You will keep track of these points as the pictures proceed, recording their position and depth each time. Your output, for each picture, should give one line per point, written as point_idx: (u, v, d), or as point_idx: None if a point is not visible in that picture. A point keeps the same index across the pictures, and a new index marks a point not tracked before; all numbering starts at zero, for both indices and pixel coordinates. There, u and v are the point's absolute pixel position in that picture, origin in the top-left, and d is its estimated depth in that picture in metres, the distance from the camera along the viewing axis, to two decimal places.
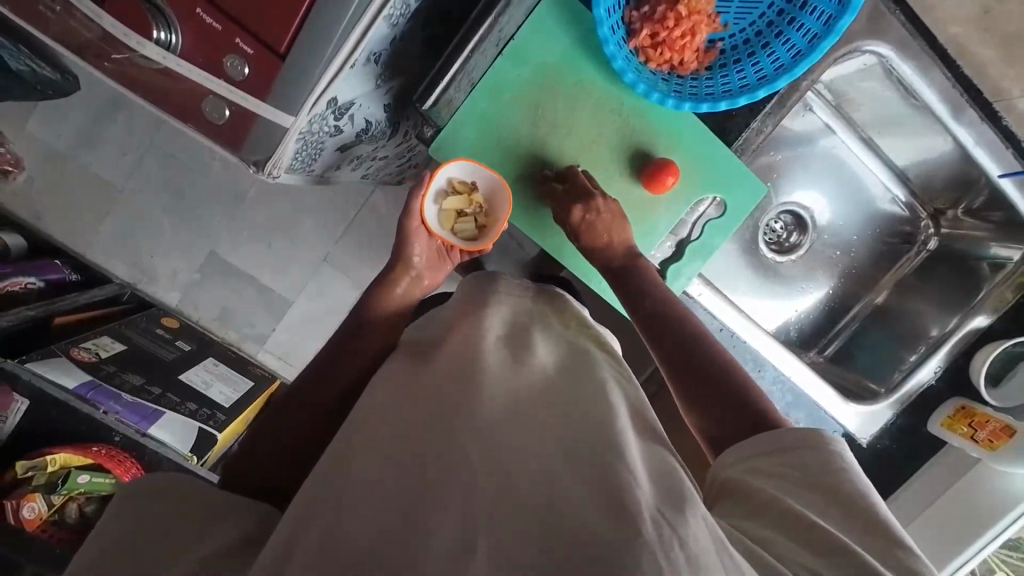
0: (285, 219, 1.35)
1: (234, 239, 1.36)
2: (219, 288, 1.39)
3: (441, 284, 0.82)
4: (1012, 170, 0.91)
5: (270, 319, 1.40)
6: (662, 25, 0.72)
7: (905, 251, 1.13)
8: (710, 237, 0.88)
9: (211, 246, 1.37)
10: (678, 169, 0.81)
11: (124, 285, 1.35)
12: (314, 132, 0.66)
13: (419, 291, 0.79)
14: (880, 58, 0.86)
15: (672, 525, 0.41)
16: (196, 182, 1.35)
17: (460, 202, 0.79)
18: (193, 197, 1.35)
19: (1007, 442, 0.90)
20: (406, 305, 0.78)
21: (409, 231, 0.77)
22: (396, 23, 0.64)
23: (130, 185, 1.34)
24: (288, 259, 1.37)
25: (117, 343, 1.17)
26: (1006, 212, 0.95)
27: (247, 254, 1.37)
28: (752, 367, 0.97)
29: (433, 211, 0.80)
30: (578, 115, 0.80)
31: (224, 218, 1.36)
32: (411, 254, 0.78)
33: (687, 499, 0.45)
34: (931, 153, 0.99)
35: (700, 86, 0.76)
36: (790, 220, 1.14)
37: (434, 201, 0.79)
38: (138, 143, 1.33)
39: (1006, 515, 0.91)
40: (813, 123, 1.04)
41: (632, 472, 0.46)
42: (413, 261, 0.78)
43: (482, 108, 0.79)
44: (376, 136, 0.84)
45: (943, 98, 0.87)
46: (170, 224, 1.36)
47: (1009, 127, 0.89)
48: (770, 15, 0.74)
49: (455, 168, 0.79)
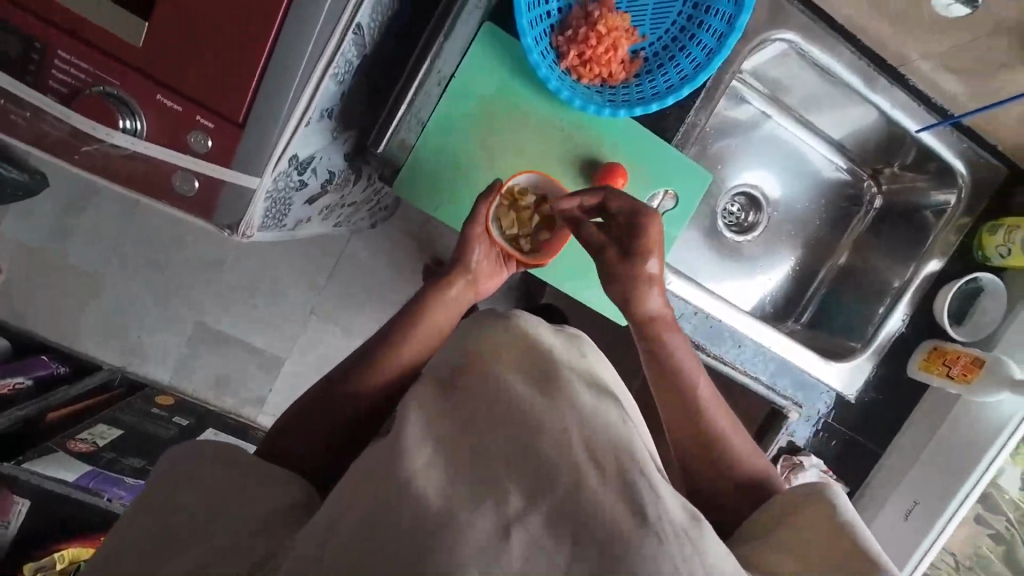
0: (267, 279, 1.38)
1: (218, 306, 1.39)
2: (211, 356, 1.40)
3: (491, 289, 0.87)
4: (927, 124, 0.99)
5: (265, 379, 1.41)
6: (586, 45, 0.78)
7: (851, 212, 1.20)
8: (668, 227, 0.92)
9: (197, 318, 1.39)
10: (624, 170, 0.86)
11: (115, 370, 1.35)
12: (279, 189, 0.71)
13: (463, 303, 0.83)
14: (789, 43, 0.94)
15: (694, 540, 0.44)
16: (173, 257, 1.38)
17: (525, 212, 0.85)
18: (173, 271, 1.38)
19: (979, 373, 0.93)
20: (457, 308, 0.82)
21: (473, 235, 0.81)
22: (343, 79, 0.68)
23: (109, 270, 1.37)
24: (276, 316, 1.40)
25: (114, 429, 1.17)
26: (934, 160, 1.02)
27: (234, 319, 1.39)
28: (731, 344, 1.01)
29: (500, 217, 0.84)
30: (527, 133, 0.86)
31: (206, 287, 1.38)
32: (471, 258, 0.83)
33: (702, 518, 0.46)
34: (857, 121, 1.07)
35: (631, 93, 0.82)
36: (745, 200, 1.20)
37: (501, 208, 0.84)
38: (110, 229, 1.36)
39: (993, 445, 0.92)
40: (748, 109, 1.12)
41: (651, 486, 0.46)
42: (472, 264, 0.83)
43: (438, 141, 0.84)
44: (340, 183, 0.88)
45: (854, 71, 0.96)
46: (152, 302, 1.38)
47: (917, 87, 0.98)
48: (681, 21, 0.81)
49: (522, 179, 0.84)
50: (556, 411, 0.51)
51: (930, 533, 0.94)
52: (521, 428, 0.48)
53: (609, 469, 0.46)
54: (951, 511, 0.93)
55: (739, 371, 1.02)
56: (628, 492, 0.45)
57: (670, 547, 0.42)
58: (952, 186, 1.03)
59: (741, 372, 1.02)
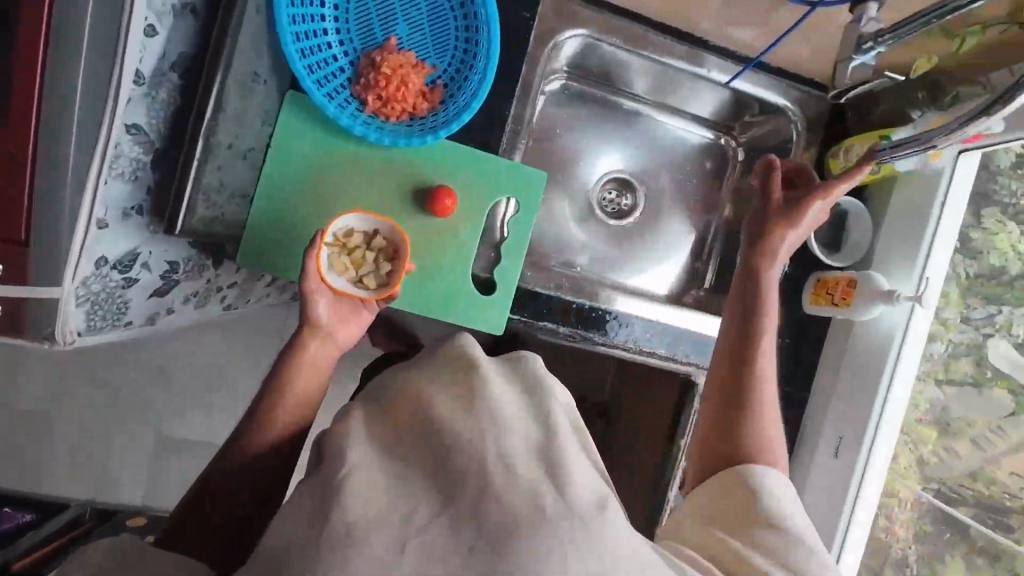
0: (216, 374, 1.43)
1: (179, 412, 1.42)
2: (183, 460, 1.44)
3: (357, 336, 0.87)
4: (735, 74, 1.02)
5: None
6: (379, 87, 0.82)
7: (723, 171, 1.20)
8: (517, 231, 0.93)
9: (156, 431, 1.42)
10: (453, 190, 0.88)
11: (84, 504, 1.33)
12: (97, 291, 0.71)
13: (331, 355, 0.84)
14: (582, 38, 0.98)
15: (595, 525, 0.50)
16: (114, 382, 1.40)
17: (356, 252, 0.83)
18: (121, 394, 1.41)
19: (856, 295, 0.92)
20: (322, 363, 0.83)
21: (308, 290, 0.80)
22: (136, 175, 0.70)
23: (54, 413, 1.39)
24: (232, 406, 1.44)
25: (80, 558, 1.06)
26: (757, 103, 1.06)
27: (193, 420, 1.43)
28: (619, 325, 1.00)
29: (334, 266, 0.83)
30: (354, 181, 0.87)
31: (157, 399, 1.41)
32: (318, 312, 0.82)
33: (609, 504, 0.53)
34: (686, 88, 1.09)
35: (439, 119, 0.86)
36: (617, 186, 1.19)
37: (333, 256, 0.83)
38: (42, 376, 1.38)
39: (888, 358, 0.91)
40: (581, 102, 1.14)
41: (568, 482, 0.53)
42: (322, 318, 0.82)
43: (265, 210, 0.83)
44: (193, 270, 0.87)
45: (652, 46, 1.00)
46: (106, 430, 1.41)
47: (717, 45, 1.02)
48: (462, 45, 0.84)
49: (343, 222, 0.83)
50: (479, 426, 0.58)
51: (859, 462, 0.91)
52: (459, 444, 0.55)
53: (521, 474, 0.52)
54: (870, 435, 0.91)
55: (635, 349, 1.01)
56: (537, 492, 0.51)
57: (592, 519, 0.50)
58: (790, 120, 1.05)
59: (637, 350, 1.01)
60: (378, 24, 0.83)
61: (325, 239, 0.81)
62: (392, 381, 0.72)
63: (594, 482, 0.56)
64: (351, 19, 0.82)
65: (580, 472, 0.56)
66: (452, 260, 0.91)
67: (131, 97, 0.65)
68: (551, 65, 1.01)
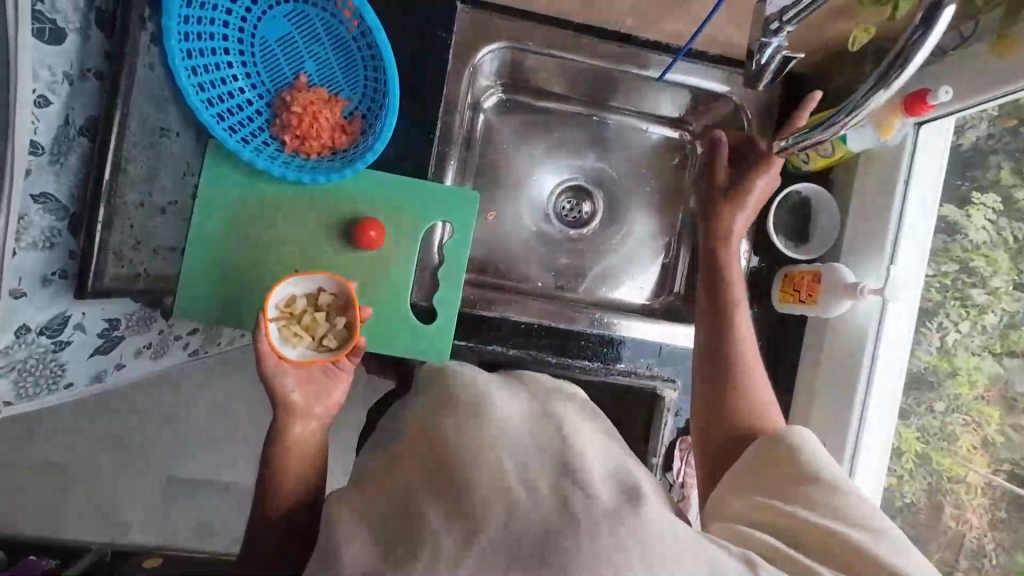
0: (179, 438, 1.30)
1: (143, 483, 1.30)
2: (157, 533, 1.30)
3: (342, 401, 0.80)
4: (663, 69, 0.99)
5: (220, 532, 1.32)
6: (295, 126, 0.82)
7: (684, 167, 1.10)
8: (453, 254, 0.91)
9: (125, 504, 1.29)
10: (379, 222, 0.86)
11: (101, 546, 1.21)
12: (24, 358, 0.73)
13: (317, 428, 0.76)
14: (502, 50, 0.97)
15: (627, 520, 0.51)
16: (66, 463, 1.27)
17: (304, 319, 0.79)
18: (74, 476, 1.28)
19: (822, 289, 0.86)
20: (311, 437, 0.75)
21: (273, 373, 0.75)
22: (48, 241, 0.70)
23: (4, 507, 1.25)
24: (205, 467, 1.32)
25: None
26: (690, 94, 1.02)
27: (161, 489, 1.31)
28: (572, 339, 0.98)
29: (286, 339, 0.78)
30: (281, 223, 0.86)
31: (119, 473, 1.29)
32: (290, 393, 0.76)
33: (641, 496, 0.55)
34: (628, 86, 1.03)
35: (357, 149, 0.85)
36: (573, 196, 1.10)
37: (283, 330, 0.78)
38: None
39: (864, 348, 0.85)
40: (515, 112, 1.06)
41: (592, 483, 0.55)
42: (294, 399, 0.76)
43: (198, 260, 0.84)
44: (140, 324, 0.88)
45: (576, 48, 0.98)
46: (64, 515, 1.27)
47: (644, 37, 0.98)
48: (372, 73, 0.84)
49: (281, 291, 0.79)
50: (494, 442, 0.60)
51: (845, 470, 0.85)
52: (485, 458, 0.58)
53: (546, 489, 0.54)
54: (855, 424, 0.86)
55: (592, 365, 0.97)
56: (561, 496, 0.53)
57: (633, 509, 0.52)
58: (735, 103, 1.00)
59: (595, 366, 0.97)
60: (286, 63, 0.84)
61: (268, 314, 0.77)
62: (413, 408, 0.72)
63: (617, 481, 0.58)
64: (258, 61, 0.83)
65: (604, 475, 0.59)
66: (390, 291, 0.89)
67: (30, 167, 0.66)
68: (473, 84, 0.99)
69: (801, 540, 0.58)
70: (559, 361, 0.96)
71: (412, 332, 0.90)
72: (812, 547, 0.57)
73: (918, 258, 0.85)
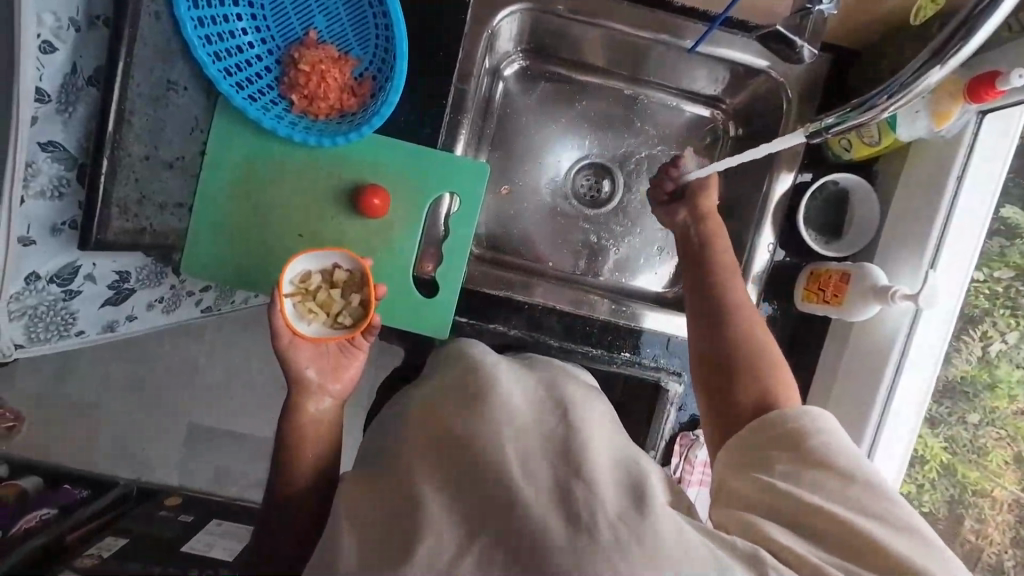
0: (196, 390, 1.35)
1: (163, 430, 1.35)
2: (177, 478, 1.36)
3: (356, 379, 0.79)
4: (697, 39, 0.89)
5: (235, 481, 1.38)
6: (303, 86, 0.80)
7: (713, 149, 1.04)
8: (459, 228, 0.88)
9: (145, 449, 1.35)
10: (384, 190, 0.84)
11: (129, 483, 1.28)
12: (34, 303, 0.75)
13: (330, 404, 0.75)
14: (524, 13, 0.90)
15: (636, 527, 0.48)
16: (92, 408, 1.33)
17: (319, 296, 0.78)
18: (99, 420, 1.34)
19: (849, 290, 0.79)
20: (324, 415, 0.74)
21: (288, 351, 0.75)
22: (55, 193, 0.71)
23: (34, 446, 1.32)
24: (220, 419, 1.36)
25: (118, 538, 1.00)
26: (727, 69, 0.94)
27: (180, 437, 1.36)
28: (576, 325, 0.95)
29: (302, 315, 0.77)
30: (288, 183, 0.84)
31: (141, 420, 1.35)
32: (306, 373, 0.75)
33: (652, 500, 0.51)
34: (660, 57, 0.95)
35: (366, 112, 0.82)
36: (593, 172, 1.04)
37: (299, 307, 0.77)
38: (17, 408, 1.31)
39: (890, 359, 0.78)
40: (539, 84, 1.01)
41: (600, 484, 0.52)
42: (308, 377, 0.75)
43: (206, 219, 0.84)
44: (150, 277, 0.90)
45: (605, 14, 0.89)
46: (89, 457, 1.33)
47: (683, 4, 0.91)
48: (383, 32, 0.80)
49: (297, 267, 0.78)
50: (498, 431, 0.58)
51: None
52: (485, 449, 0.55)
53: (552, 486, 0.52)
54: (870, 436, 0.79)
55: (596, 352, 0.93)
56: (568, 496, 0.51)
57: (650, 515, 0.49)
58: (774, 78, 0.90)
59: (600, 354, 0.93)
60: (296, 18, 0.81)
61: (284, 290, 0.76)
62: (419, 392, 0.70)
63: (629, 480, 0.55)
64: (268, 14, 0.81)
65: (612, 470, 0.55)
66: (394, 262, 0.87)
67: (37, 115, 0.66)
68: (492, 52, 0.93)
69: (812, 529, 0.53)
70: (561, 347, 0.92)
71: (416, 308, 0.88)
72: (820, 531, 0.53)
73: (963, 265, 0.77)
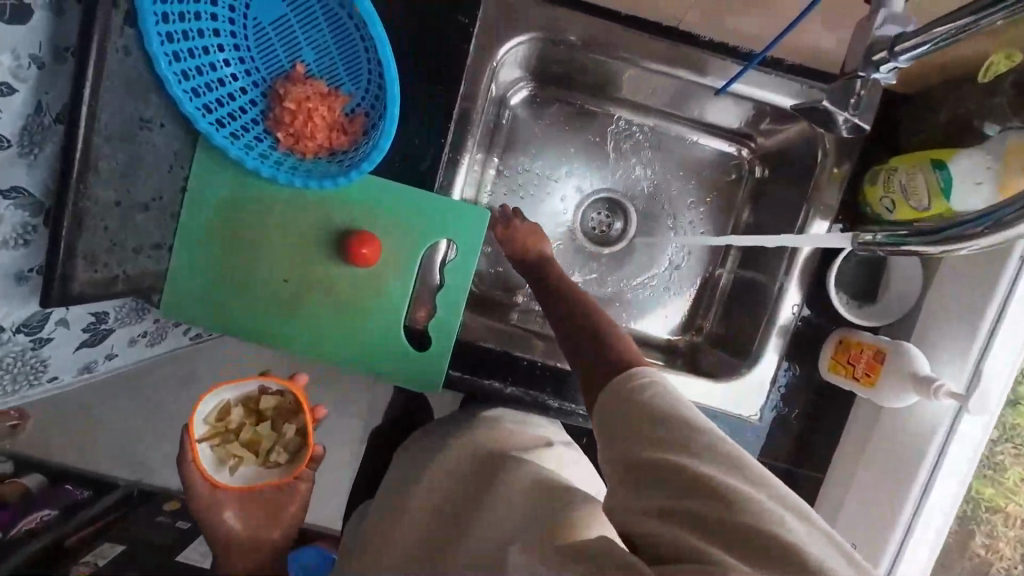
0: None
1: None
2: None
3: (294, 517, 0.83)
4: (727, 79, 0.81)
5: None
6: (288, 123, 0.73)
7: (738, 186, 0.95)
8: (455, 277, 0.81)
9: None
10: (374, 237, 0.78)
11: (131, 483, 1.20)
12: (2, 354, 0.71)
13: (274, 534, 0.82)
14: (532, 42, 0.81)
15: None
16: None
17: (238, 437, 0.81)
18: None
19: (883, 372, 0.73)
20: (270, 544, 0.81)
21: (210, 500, 0.80)
22: (18, 241, 0.66)
23: None
24: None
25: (114, 546, 1.01)
26: (758, 105, 0.84)
27: None
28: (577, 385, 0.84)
29: (223, 458, 0.81)
30: (271, 223, 0.79)
31: None
32: (234, 520, 0.80)
33: None
34: (685, 89, 0.86)
35: (355, 153, 0.75)
36: (605, 209, 0.96)
37: (216, 450, 0.80)
38: None
39: (931, 446, 0.70)
40: (549, 110, 0.93)
41: None
42: (235, 525, 0.80)
43: (185, 261, 0.79)
44: (128, 316, 0.85)
45: (626, 45, 0.81)
46: None
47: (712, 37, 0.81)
48: (375, 66, 0.73)
49: (213, 402, 0.79)
50: None
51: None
52: None
53: None
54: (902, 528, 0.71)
55: None
56: None
57: None
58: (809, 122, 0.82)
59: None
60: (282, 49, 0.75)
61: (199, 435, 0.78)
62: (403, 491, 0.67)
63: None
64: (251, 45, 0.74)
65: None
66: (385, 312, 0.81)
67: None
68: (497, 80, 0.85)
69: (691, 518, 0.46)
70: (561, 407, 0.84)
71: (408, 361, 0.83)
72: (703, 515, 0.46)
73: None
